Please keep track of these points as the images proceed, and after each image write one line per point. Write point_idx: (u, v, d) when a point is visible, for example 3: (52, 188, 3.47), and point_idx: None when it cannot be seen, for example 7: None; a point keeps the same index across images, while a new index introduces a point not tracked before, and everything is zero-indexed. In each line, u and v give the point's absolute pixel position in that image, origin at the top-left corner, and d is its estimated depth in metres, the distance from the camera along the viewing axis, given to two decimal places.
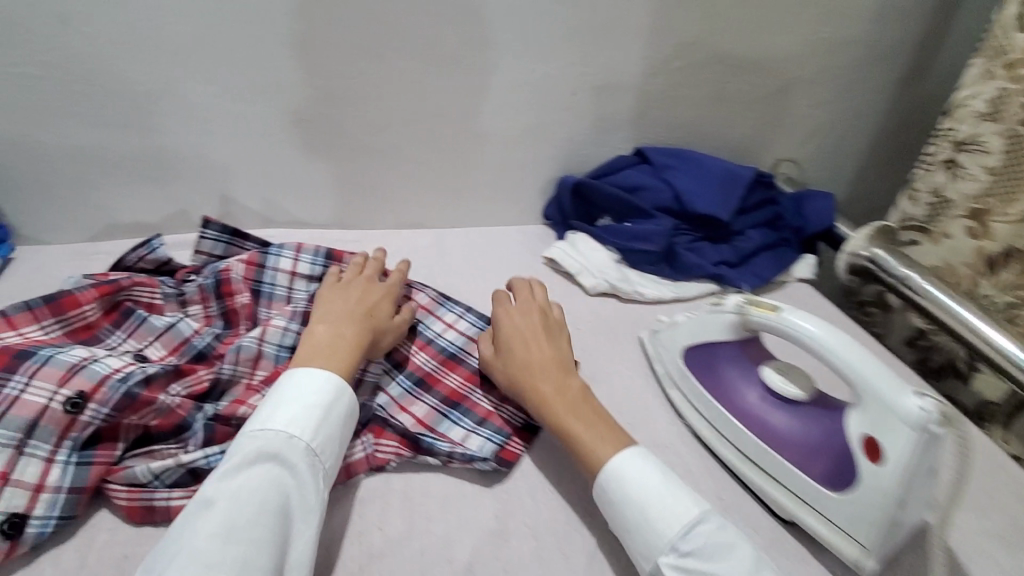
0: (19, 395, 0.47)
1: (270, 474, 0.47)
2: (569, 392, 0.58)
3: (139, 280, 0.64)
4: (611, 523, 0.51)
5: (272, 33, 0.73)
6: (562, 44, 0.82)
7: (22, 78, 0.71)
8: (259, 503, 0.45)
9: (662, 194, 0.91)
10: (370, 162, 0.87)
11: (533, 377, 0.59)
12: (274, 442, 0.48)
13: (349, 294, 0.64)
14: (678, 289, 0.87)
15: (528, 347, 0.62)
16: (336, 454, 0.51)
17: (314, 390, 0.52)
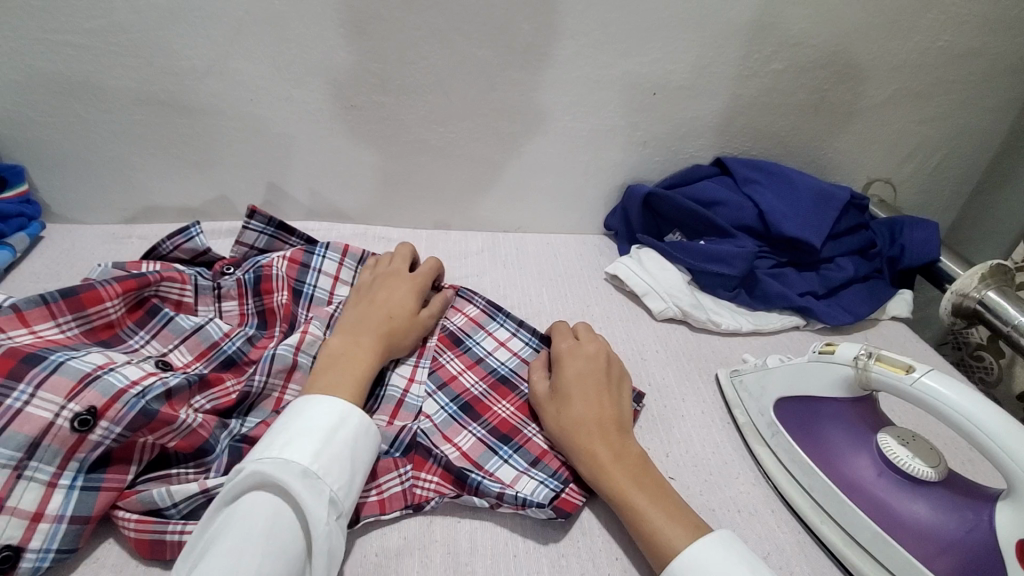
0: (22, 408, 0.40)
1: (265, 505, 0.40)
2: (627, 459, 0.50)
3: (169, 275, 0.58)
4: None
5: (329, 10, 0.66)
6: (647, 37, 0.73)
7: (62, 47, 0.65)
8: (252, 540, 0.38)
9: (743, 211, 0.81)
10: (424, 157, 0.79)
11: (591, 438, 0.51)
12: (270, 467, 0.41)
13: (370, 296, 0.60)
14: (756, 320, 0.77)
15: (586, 398, 0.53)
16: (345, 477, 0.43)
17: (316, 408, 0.46)
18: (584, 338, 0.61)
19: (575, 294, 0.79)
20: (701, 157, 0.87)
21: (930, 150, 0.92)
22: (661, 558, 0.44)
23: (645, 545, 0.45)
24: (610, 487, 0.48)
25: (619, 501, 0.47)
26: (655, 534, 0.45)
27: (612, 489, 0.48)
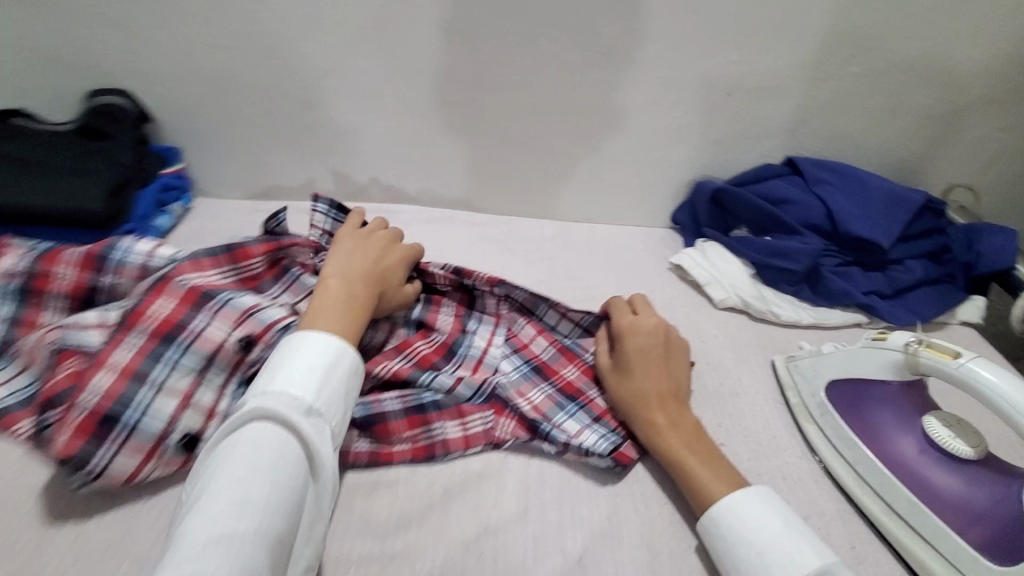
0: (202, 330, 0.53)
1: (276, 435, 0.44)
2: (683, 427, 0.55)
3: (299, 241, 0.68)
4: (714, 554, 0.48)
5: (438, 18, 0.75)
6: (725, 42, 0.78)
7: (217, 49, 0.77)
8: (267, 466, 0.42)
9: (811, 210, 0.84)
10: (509, 149, 0.88)
11: (649, 404, 0.57)
12: (278, 404, 0.45)
13: (364, 250, 0.62)
14: (818, 315, 0.80)
15: (647, 371, 0.59)
16: (340, 413, 0.49)
17: (315, 349, 0.50)
18: (641, 311, 0.65)
19: (639, 280, 0.85)
20: (772, 156, 0.90)
21: (1016, 157, 0.90)
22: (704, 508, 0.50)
23: (692, 499, 0.51)
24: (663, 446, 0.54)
25: (670, 462, 0.53)
26: (700, 487, 0.51)
27: (665, 449, 0.54)
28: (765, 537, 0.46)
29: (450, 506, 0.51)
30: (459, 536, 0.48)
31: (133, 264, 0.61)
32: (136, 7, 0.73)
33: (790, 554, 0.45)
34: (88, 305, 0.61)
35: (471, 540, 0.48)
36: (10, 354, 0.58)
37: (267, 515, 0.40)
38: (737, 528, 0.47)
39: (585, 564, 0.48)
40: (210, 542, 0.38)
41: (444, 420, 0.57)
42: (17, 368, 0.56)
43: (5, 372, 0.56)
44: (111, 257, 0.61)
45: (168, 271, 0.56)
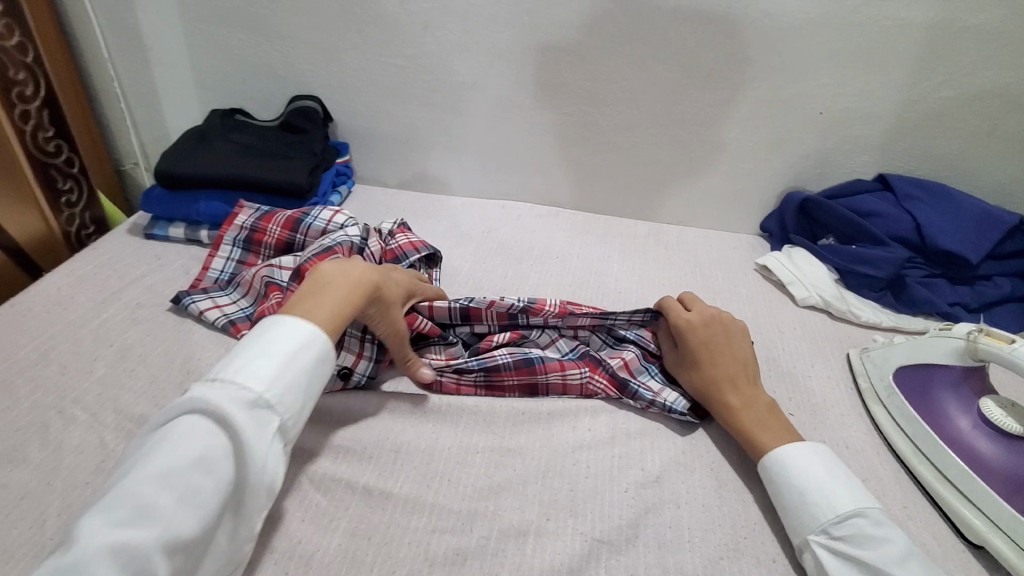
0: None
1: (209, 428, 0.43)
2: (756, 406, 0.61)
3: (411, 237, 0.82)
4: (769, 494, 0.56)
5: (565, 44, 0.91)
6: (818, 66, 0.88)
7: (388, 67, 0.97)
8: (193, 463, 0.41)
9: (900, 223, 0.89)
10: (613, 156, 1.01)
11: (721, 391, 0.62)
12: (219, 394, 0.45)
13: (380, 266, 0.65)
14: (899, 320, 0.85)
15: (714, 361, 0.64)
16: (290, 410, 0.48)
17: (283, 340, 0.50)
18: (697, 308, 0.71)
19: (725, 276, 0.94)
20: (863, 173, 0.96)
21: None
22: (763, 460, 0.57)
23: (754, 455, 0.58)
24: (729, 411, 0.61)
25: (748, 434, 0.59)
26: (760, 443, 0.58)
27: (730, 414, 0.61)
28: (808, 483, 0.53)
29: (553, 425, 0.63)
30: (561, 444, 0.61)
31: (318, 227, 0.80)
32: (334, 35, 0.95)
33: (830, 497, 0.52)
34: (287, 253, 0.80)
35: (570, 449, 0.61)
36: (234, 283, 0.76)
37: (178, 519, 0.39)
38: (783, 475, 0.54)
39: (662, 480, 0.58)
40: (107, 547, 0.36)
41: (548, 372, 0.67)
42: (240, 295, 0.75)
43: (232, 295, 0.75)
44: (304, 222, 0.80)
45: (332, 248, 0.75)
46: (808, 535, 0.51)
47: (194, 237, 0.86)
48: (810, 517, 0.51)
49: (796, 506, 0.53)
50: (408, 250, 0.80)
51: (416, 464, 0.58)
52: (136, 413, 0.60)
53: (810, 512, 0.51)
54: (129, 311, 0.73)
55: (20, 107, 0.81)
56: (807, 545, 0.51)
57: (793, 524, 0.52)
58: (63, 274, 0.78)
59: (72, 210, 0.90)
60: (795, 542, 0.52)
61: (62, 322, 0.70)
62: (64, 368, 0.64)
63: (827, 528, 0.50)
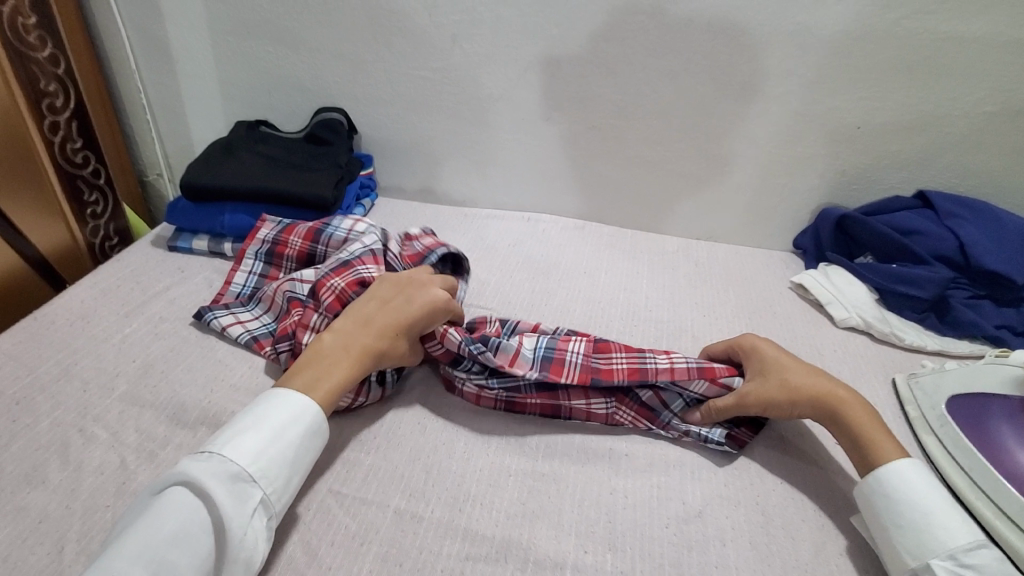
0: None
1: (188, 502, 0.44)
2: (861, 404, 0.58)
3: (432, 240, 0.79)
4: (873, 513, 0.52)
5: (595, 56, 0.89)
6: (858, 79, 0.85)
7: (414, 79, 0.96)
8: (166, 539, 0.42)
9: (943, 241, 0.85)
10: (642, 170, 0.98)
11: (824, 389, 0.59)
12: (202, 468, 0.46)
13: (383, 312, 0.62)
14: (943, 343, 0.81)
15: (799, 366, 0.61)
16: (275, 482, 0.48)
17: (269, 410, 0.51)
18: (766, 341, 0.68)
19: (758, 294, 0.91)
20: (902, 189, 0.93)
21: None
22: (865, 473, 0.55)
23: (870, 461, 0.55)
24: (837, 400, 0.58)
25: (863, 432, 0.56)
26: (874, 448, 0.55)
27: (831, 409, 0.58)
28: (931, 506, 0.50)
29: (587, 451, 0.60)
30: (598, 472, 0.58)
31: (338, 236, 0.78)
32: (361, 47, 0.94)
33: (955, 524, 0.48)
34: (309, 265, 0.79)
35: (607, 477, 0.58)
36: (256, 298, 0.75)
37: None
38: (901, 492, 0.51)
39: (705, 514, 0.55)
40: None
41: (572, 398, 0.63)
42: (262, 310, 0.74)
43: (254, 311, 0.74)
44: (324, 231, 0.79)
45: (353, 261, 0.73)
46: (931, 557, 0.47)
47: (217, 250, 0.85)
48: (936, 541, 0.48)
49: (919, 528, 0.49)
50: (427, 250, 0.77)
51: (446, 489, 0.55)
52: (158, 433, 0.58)
53: (937, 536, 0.48)
54: (152, 326, 0.71)
55: (50, 118, 0.81)
56: (930, 569, 0.47)
57: (909, 544, 0.49)
58: (87, 286, 0.77)
59: (97, 221, 0.90)
60: (909, 566, 0.48)
61: (85, 337, 0.69)
62: (87, 385, 0.63)
63: (957, 555, 0.47)
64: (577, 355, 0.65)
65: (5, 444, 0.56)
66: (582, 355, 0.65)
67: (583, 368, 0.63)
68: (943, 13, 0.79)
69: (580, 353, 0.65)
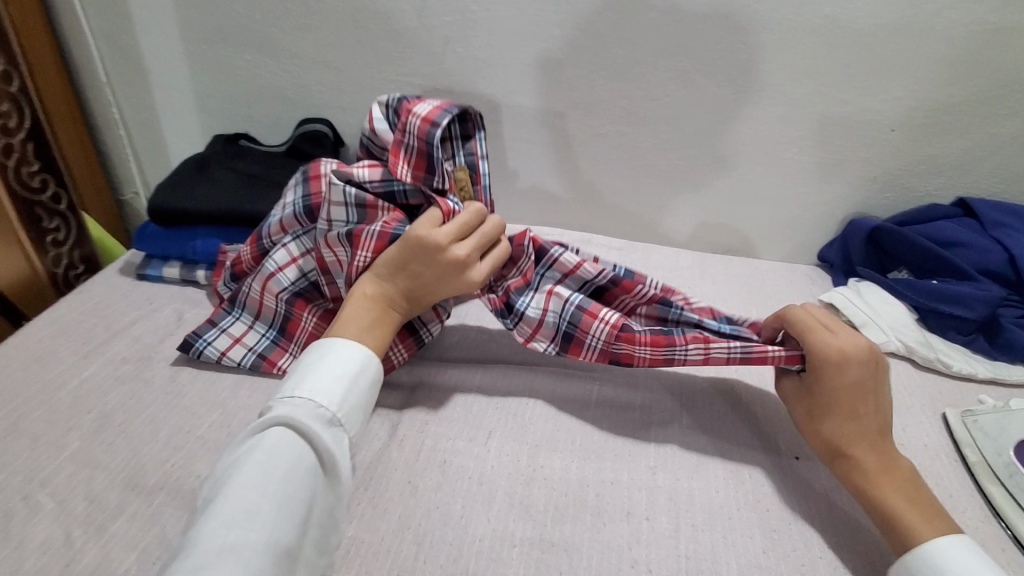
0: None
1: (292, 442, 0.45)
2: (898, 474, 0.51)
3: (413, 118, 0.63)
4: None
5: (601, 58, 0.81)
6: (893, 78, 0.77)
7: (405, 86, 0.89)
8: (283, 474, 0.43)
9: (989, 255, 0.78)
10: (653, 179, 0.91)
11: (857, 451, 0.52)
12: (298, 411, 0.46)
13: (421, 276, 0.58)
14: (995, 369, 0.73)
15: (850, 412, 0.53)
16: (358, 424, 0.50)
17: (342, 357, 0.51)
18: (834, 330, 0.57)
19: None
20: (940, 196, 0.85)
21: None
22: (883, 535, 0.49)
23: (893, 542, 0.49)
24: (849, 450, 0.53)
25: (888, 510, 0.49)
26: (904, 524, 0.48)
27: (842, 457, 0.53)
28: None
29: (604, 512, 0.52)
30: (616, 540, 0.50)
31: (274, 222, 0.68)
32: (347, 53, 0.87)
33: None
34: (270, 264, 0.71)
35: (627, 546, 0.50)
36: (238, 304, 0.68)
37: (280, 526, 0.41)
38: None
39: None
40: (222, 551, 0.37)
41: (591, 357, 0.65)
42: (252, 317, 0.67)
43: (245, 320, 0.67)
44: (262, 226, 0.69)
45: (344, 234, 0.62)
46: None
47: (191, 278, 0.78)
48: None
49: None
50: (423, 136, 0.62)
51: (443, 563, 0.48)
52: (109, 502, 0.51)
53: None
54: (114, 368, 0.64)
55: (3, 139, 0.74)
56: None
57: None
58: (45, 324, 0.69)
59: (60, 249, 0.82)
60: None
61: (38, 384, 0.62)
62: (35, 443, 0.55)
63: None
64: (598, 339, 0.61)
65: None
66: (603, 340, 0.61)
67: (606, 339, 0.61)
68: (989, 3, 0.71)
69: (601, 337, 0.62)
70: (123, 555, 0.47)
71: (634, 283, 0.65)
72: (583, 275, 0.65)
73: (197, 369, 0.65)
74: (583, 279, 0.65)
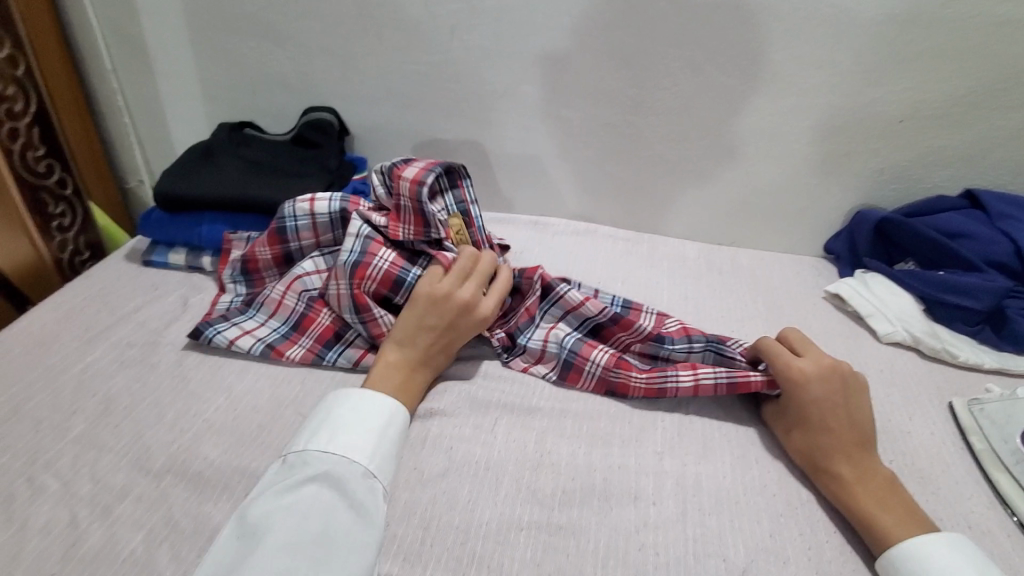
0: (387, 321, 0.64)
1: (329, 500, 0.45)
2: (874, 482, 0.51)
3: (403, 178, 0.67)
4: None
5: (609, 47, 0.81)
6: (903, 67, 0.76)
7: (411, 74, 0.89)
8: (315, 533, 0.43)
9: (997, 247, 0.78)
10: (659, 170, 0.90)
11: (827, 461, 0.53)
12: (332, 466, 0.47)
13: (439, 328, 0.60)
14: (1002, 359, 0.73)
15: (827, 427, 0.54)
16: (390, 475, 0.50)
17: (372, 408, 0.52)
18: (802, 352, 0.59)
19: (790, 306, 0.82)
20: (947, 188, 0.85)
21: None
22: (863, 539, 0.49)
23: (869, 540, 0.49)
24: (823, 462, 0.53)
25: (857, 514, 0.49)
26: (874, 523, 0.48)
27: (819, 469, 0.53)
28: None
29: (610, 496, 0.52)
30: (622, 524, 0.50)
31: (305, 226, 0.71)
32: (353, 41, 0.87)
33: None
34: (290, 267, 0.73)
35: (633, 530, 0.50)
36: (256, 303, 0.69)
37: None
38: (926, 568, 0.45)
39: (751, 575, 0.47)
40: None
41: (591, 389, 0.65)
42: (268, 315, 0.68)
43: (258, 318, 0.68)
44: (287, 227, 0.71)
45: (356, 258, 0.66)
46: None
47: (196, 264, 0.78)
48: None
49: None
50: (414, 196, 0.66)
51: (450, 544, 0.48)
52: (116, 483, 0.50)
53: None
54: (119, 353, 0.64)
55: (9, 124, 0.74)
56: None
57: None
58: (49, 308, 0.69)
59: (64, 235, 0.83)
60: None
61: (42, 367, 0.61)
62: (39, 425, 0.55)
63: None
64: (598, 365, 0.62)
65: None
66: (603, 366, 0.62)
67: (605, 367, 0.62)
68: None
69: (601, 363, 0.62)
70: (130, 535, 0.47)
71: (632, 320, 0.65)
72: (585, 312, 0.66)
73: (201, 355, 0.65)
74: (584, 316, 0.66)
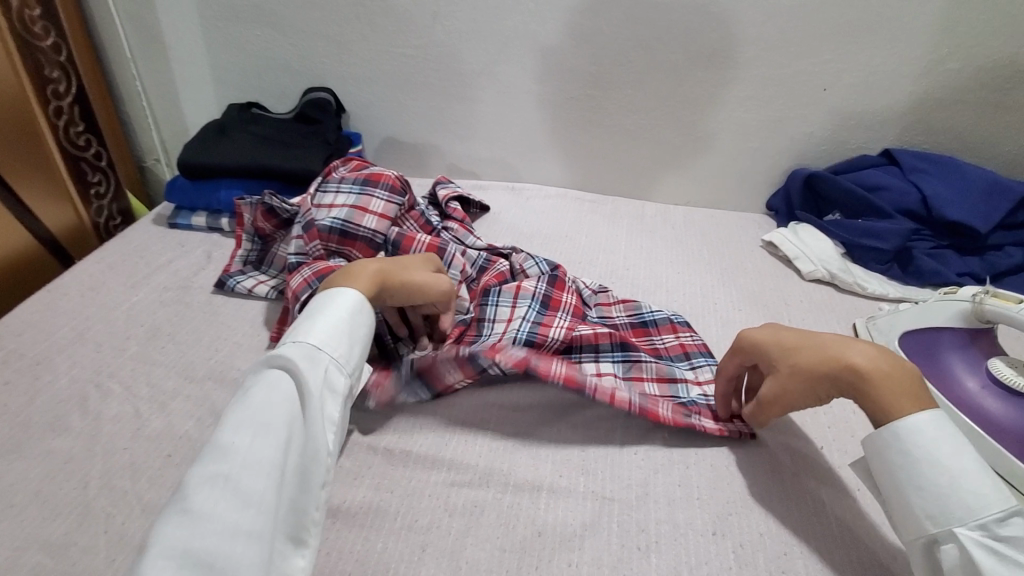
0: None
1: (280, 378, 0.46)
2: (895, 368, 0.49)
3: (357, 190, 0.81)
4: (898, 476, 0.46)
5: (569, 28, 0.93)
6: (823, 41, 0.88)
7: (399, 56, 1.00)
8: (259, 406, 0.43)
9: (907, 196, 0.89)
10: (619, 139, 1.02)
11: (840, 353, 0.50)
12: (280, 350, 0.49)
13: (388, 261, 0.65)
14: (906, 291, 0.86)
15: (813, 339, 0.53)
16: (341, 348, 0.51)
17: (312, 304, 0.55)
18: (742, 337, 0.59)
19: (733, 254, 0.95)
20: (870, 148, 0.97)
21: None
22: (880, 424, 0.48)
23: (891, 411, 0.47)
24: (839, 350, 0.50)
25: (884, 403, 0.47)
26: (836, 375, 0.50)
27: (830, 356, 0.50)
28: (962, 468, 0.44)
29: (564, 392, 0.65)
30: (572, 410, 0.63)
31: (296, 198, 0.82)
32: (346, 28, 0.98)
33: (991, 486, 0.43)
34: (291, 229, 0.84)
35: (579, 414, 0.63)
36: (270, 262, 0.81)
37: (259, 446, 0.41)
38: (930, 449, 0.45)
39: (670, 442, 0.60)
40: (207, 478, 0.39)
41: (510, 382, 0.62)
42: (279, 270, 0.80)
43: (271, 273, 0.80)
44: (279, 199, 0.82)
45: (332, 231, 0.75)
46: (957, 526, 0.42)
47: (215, 226, 0.90)
48: (963, 509, 0.43)
49: (943, 493, 0.43)
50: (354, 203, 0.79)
51: (435, 426, 0.61)
52: (169, 386, 0.63)
53: (968, 504, 0.42)
54: (158, 295, 0.76)
55: (55, 103, 0.88)
56: (954, 537, 0.43)
57: (932, 510, 0.44)
58: (94, 261, 0.81)
59: (101, 201, 0.98)
60: (932, 532, 0.44)
61: (96, 305, 0.74)
62: (100, 347, 0.68)
63: (988, 524, 0.42)
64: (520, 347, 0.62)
65: (30, 398, 0.61)
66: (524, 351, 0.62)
67: (516, 358, 0.61)
68: None
69: (522, 350, 0.62)
70: (183, 422, 0.59)
71: (543, 340, 0.66)
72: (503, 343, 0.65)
73: (228, 296, 0.77)
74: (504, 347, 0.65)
